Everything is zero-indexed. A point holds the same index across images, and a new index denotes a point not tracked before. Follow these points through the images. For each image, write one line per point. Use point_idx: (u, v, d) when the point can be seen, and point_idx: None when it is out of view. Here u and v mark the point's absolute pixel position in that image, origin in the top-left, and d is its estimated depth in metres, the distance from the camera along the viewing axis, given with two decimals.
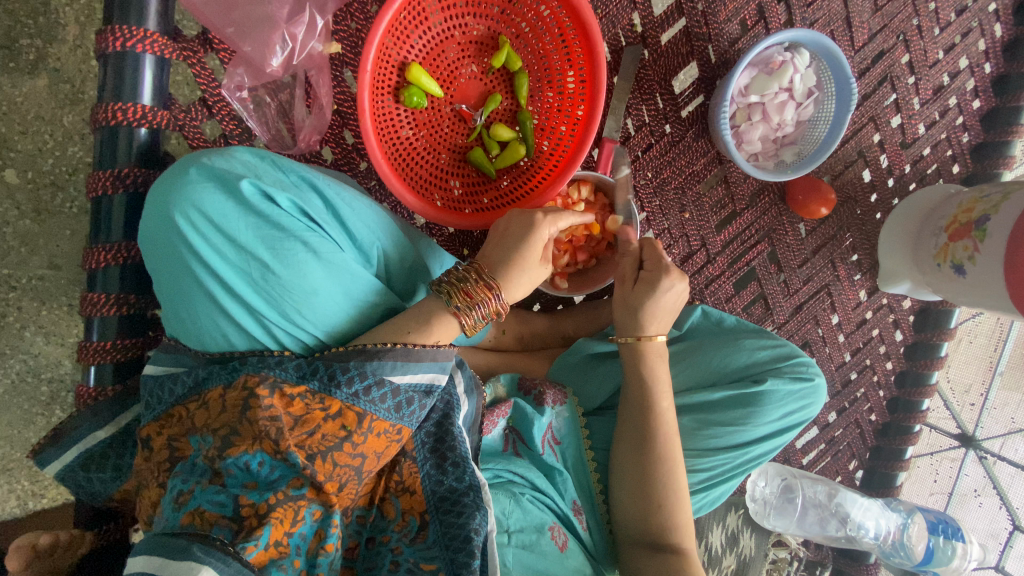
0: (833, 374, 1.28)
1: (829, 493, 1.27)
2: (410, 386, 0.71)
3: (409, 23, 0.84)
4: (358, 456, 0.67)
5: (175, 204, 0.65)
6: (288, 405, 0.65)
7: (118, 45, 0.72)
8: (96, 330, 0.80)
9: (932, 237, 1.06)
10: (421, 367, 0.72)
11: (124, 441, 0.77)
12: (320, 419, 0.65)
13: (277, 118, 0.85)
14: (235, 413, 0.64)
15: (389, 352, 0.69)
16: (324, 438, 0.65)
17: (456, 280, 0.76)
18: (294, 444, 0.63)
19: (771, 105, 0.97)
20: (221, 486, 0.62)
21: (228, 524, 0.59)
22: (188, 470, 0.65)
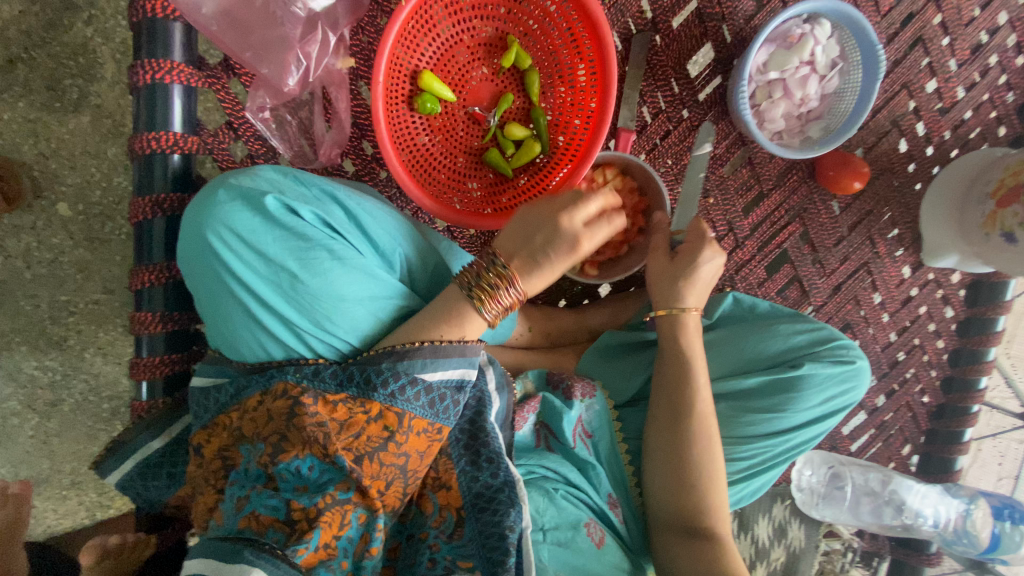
0: (879, 356, 1.23)
1: (880, 480, 1.23)
2: (443, 382, 0.72)
3: (418, 32, 0.85)
4: (402, 456, 0.68)
5: (207, 225, 0.68)
6: (333, 411, 0.67)
7: (148, 78, 0.76)
8: (145, 347, 0.85)
9: (978, 204, 1.02)
10: (451, 363, 0.72)
11: (176, 450, 0.82)
12: (363, 421, 0.67)
13: (299, 135, 0.88)
14: (282, 420, 0.67)
15: (419, 351, 0.70)
16: (369, 440, 0.67)
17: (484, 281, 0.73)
18: (341, 447, 0.66)
19: (792, 80, 0.94)
20: (275, 490, 0.65)
21: (281, 527, 0.63)
22: (243, 476, 0.68)
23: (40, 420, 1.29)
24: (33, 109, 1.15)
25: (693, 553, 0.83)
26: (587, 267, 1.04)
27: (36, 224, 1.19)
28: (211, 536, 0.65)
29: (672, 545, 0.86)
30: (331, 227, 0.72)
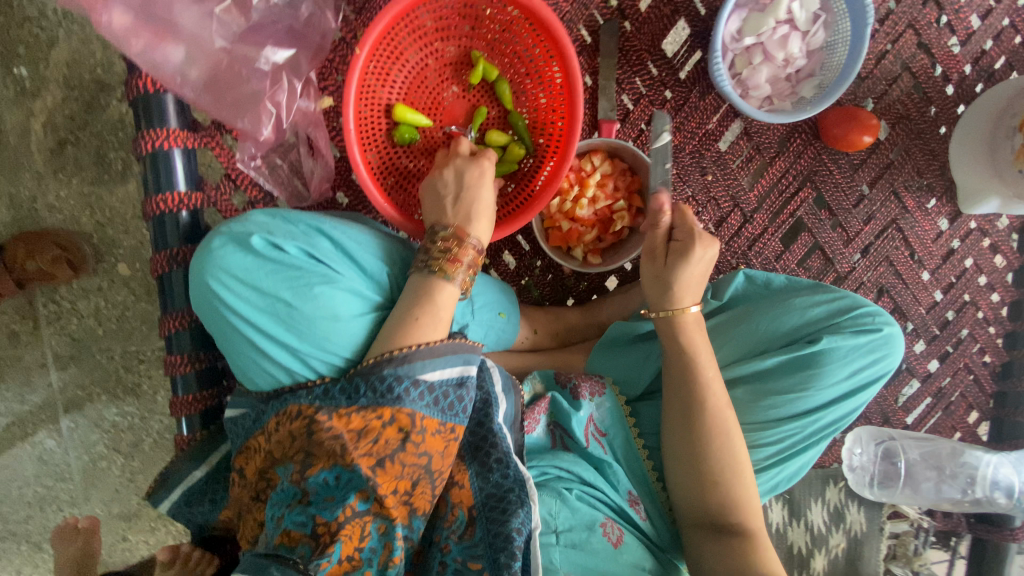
0: (925, 319, 1.13)
1: (938, 452, 1.14)
2: (444, 381, 0.73)
3: (384, 65, 0.89)
4: (422, 455, 0.70)
5: (208, 271, 0.74)
6: (348, 422, 0.69)
7: (149, 146, 0.83)
8: (180, 386, 0.92)
9: (1007, 140, 0.97)
10: (449, 361, 0.73)
11: (217, 477, 0.89)
12: (379, 427, 0.69)
13: (291, 176, 0.94)
14: (304, 436, 0.70)
15: (415, 354, 0.71)
16: (387, 443, 0.69)
17: (437, 251, 0.78)
18: (358, 455, 0.68)
19: (771, 43, 0.90)
20: (304, 504, 0.68)
21: (308, 541, 0.66)
22: (278, 493, 0.71)
23: (128, 460, 1.44)
24: (86, 184, 1.29)
25: (723, 550, 0.83)
26: (590, 257, 1.04)
27: (102, 286, 1.33)
28: (255, 551, 0.69)
29: (703, 541, 0.86)
30: (318, 256, 0.77)
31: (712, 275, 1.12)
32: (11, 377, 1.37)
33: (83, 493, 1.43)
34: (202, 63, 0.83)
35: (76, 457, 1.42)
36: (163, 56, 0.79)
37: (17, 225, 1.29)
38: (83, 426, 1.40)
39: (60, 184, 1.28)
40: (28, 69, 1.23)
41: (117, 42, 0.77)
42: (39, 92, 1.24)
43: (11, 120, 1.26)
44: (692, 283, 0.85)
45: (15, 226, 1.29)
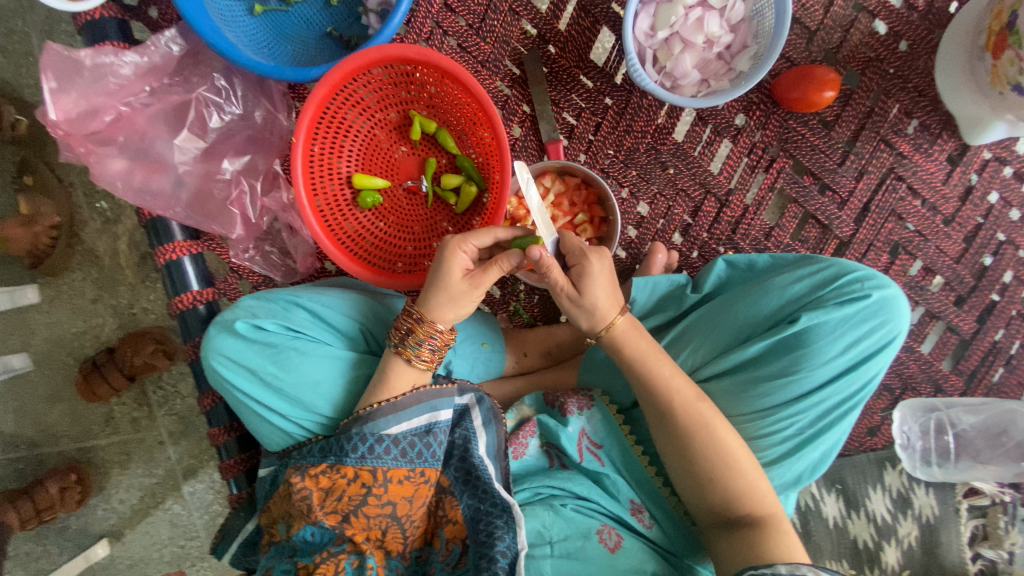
0: (957, 269, 1.03)
1: (998, 416, 1.06)
2: (409, 431, 0.81)
3: (333, 142, 0.98)
4: (387, 505, 0.79)
5: (208, 356, 0.87)
6: (317, 482, 0.79)
7: (162, 259, 0.98)
8: (224, 452, 1.06)
9: (978, 61, 0.90)
10: (412, 413, 0.81)
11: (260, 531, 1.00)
12: (343, 485, 0.78)
13: (282, 258, 1.09)
14: (286, 498, 0.82)
15: (378, 412, 0.80)
16: (351, 499, 0.78)
17: (403, 332, 0.83)
18: (325, 513, 0.78)
19: (686, 30, 0.90)
20: (291, 558, 0.79)
21: None
22: (276, 552, 0.82)
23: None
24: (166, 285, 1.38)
25: (736, 548, 0.77)
26: None
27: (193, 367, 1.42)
28: None
29: (716, 540, 0.81)
30: (293, 328, 0.87)
31: (698, 267, 1.08)
32: (136, 458, 1.44)
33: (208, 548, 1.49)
34: (189, 183, 1.00)
35: (200, 516, 1.47)
36: (157, 186, 0.98)
37: (124, 329, 1.40)
38: (200, 490, 1.47)
39: (149, 289, 1.40)
40: (107, 202, 1.37)
41: (115, 184, 0.96)
42: (118, 218, 1.37)
43: (101, 245, 1.38)
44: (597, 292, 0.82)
45: (122, 332, 1.40)
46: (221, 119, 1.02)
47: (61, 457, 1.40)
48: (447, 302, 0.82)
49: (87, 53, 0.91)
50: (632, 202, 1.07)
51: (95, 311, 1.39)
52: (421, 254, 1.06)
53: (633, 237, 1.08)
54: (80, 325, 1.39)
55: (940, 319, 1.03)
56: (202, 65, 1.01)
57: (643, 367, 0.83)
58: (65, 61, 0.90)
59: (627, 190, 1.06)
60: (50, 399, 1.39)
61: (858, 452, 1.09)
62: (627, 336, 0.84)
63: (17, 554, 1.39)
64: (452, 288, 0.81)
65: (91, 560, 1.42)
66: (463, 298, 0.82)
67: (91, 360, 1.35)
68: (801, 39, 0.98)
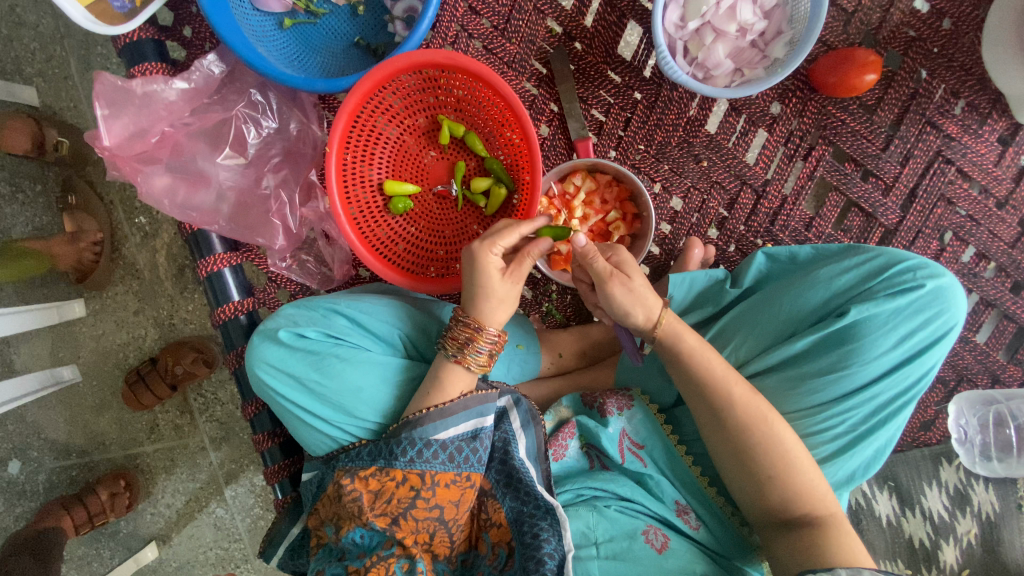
0: (1013, 254, 0.98)
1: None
2: (456, 437, 0.82)
3: (364, 150, 0.99)
4: (435, 508, 0.79)
5: (253, 365, 0.89)
6: (367, 484, 0.80)
7: (205, 271, 1.01)
8: (269, 459, 1.09)
9: None
10: (460, 418, 0.82)
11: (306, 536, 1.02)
12: (392, 487, 0.79)
13: (318, 267, 1.11)
14: (334, 501, 0.83)
15: (427, 417, 0.81)
16: (399, 501, 0.79)
17: (451, 338, 0.84)
18: (375, 515, 0.79)
19: (717, 19, 0.87)
20: (342, 560, 0.80)
21: None
22: (325, 553, 0.83)
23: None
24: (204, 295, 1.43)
25: (792, 548, 0.76)
26: None
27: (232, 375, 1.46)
28: None
29: (772, 539, 0.79)
30: (334, 336, 0.88)
31: (736, 261, 1.05)
32: (180, 463, 1.48)
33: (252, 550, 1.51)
34: (229, 197, 1.03)
35: (242, 519, 1.50)
36: (199, 201, 1.01)
37: (164, 339, 1.43)
38: (242, 494, 1.49)
39: (188, 299, 1.43)
40: (145, 217, 1.40)
41: (161, 202, 0.99)
42: (156, 232, 1.41)
43: (141, 259, 1.42)
44: (643, 298, 0.81)
45: (161, 341, 1.43)
46: (258, 134, 1.04)
47: (111, 463, 1.46)
48: (496, 305, 0.83)
49: (138, 82, 0.94)
50: (665, 197, 1.05)
51: (138, 322, 1.43)
52: (454, 258, 1.06)
53: (667, 232, 1.06)
54: (123, 337, 1.44)
55: (997, 307, 0.98)
56: (237, 81, 1.03)
57: (694, 364, 0.81)
58: (117, 90, 0.93)
59: (660, 185, 1.04)
60: (99, 409, 1.45)
61: (913, 448, 1.05)
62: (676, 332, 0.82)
63: (73, 557, 1.44)
64: (496, 290, 0.82)
65: (141, 563, 1.46)
66: (510, 297, 0.83)
67: (135, 369, 1.40)
68: (838, 22, 0.95)
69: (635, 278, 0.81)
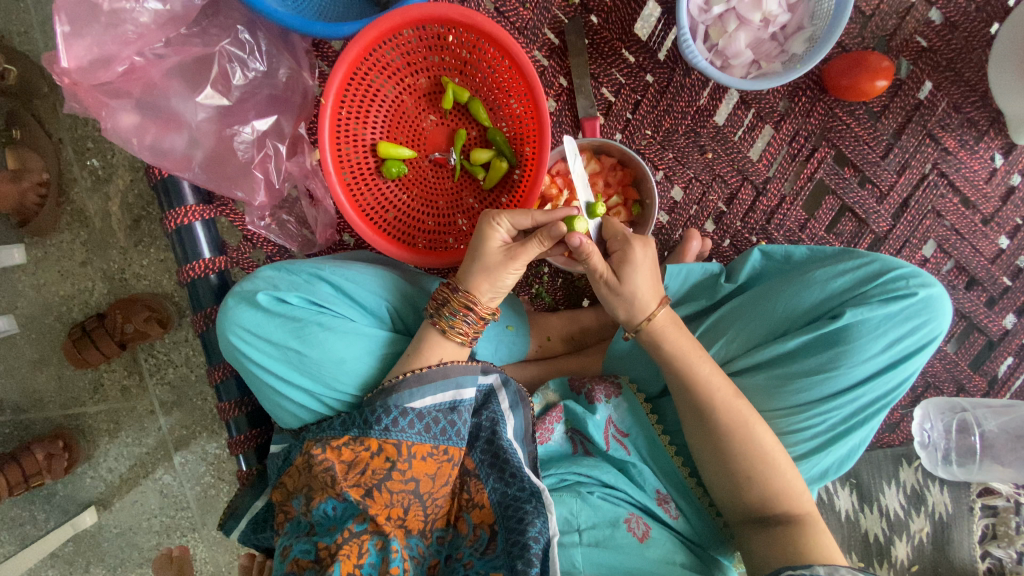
0: (991, 270, 1.01)
1: (1021, 420, 1.03)
2: (434, 407, 0.79)
3: (359, 108, 0.93)
4: (410, 481, 0.75)
5: (226, 328, 0.83)
6: (339, 454, 0.76)
7: (173, 225, 0.94)
8: (233, 428, 1.02)
9: None
10: (436, 388, 0.79)
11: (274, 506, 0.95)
12: (367, 458, 0.75)
13: (299, 229, 1.03)
14: (305, 471, 0.78)
15: (404, 383, 0.78)
16: (374, 473, 0.75)
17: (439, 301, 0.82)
18: (348, 485, 0.75)
19: (743, 6, 0.85)
20: (311, 534, 0.75)
21: (314, 566, 0.72)
22: (292, 528, 0.78)
23: (234, 487, 1.43)
24: (162, 251, 1.32)
25: (770, 546, 0.76)
26: None
27: (188, 337, 1.36)
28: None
29: (748, 536, 0.80)
30: (318, 303, 0.83)
31: (729, 256, 1.04)
32: (125, 427, 1.38)
33: (200, 520, 1.43)
34: (204, 143, 0.94)
35: (191, 487, 1.42)
36: (170, 144, 0.92)
37: (113, 295, 1.32)
38: (191, 461, 1.41)
39: (143, 253, 1.31)
40: (98, 159, 1.27)
41: (127, 141, 0.89)
42: (110, 177, 1.27)
43: (91, 206, 1.29)
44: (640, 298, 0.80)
45: (111, 296, 1.32)
46: (244, 77, 0.94)
47: (48, 423, 1.36)
48: (492, 285, 0.80)
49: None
50: (666, 186, 1.03)
51: (84, 275, 1.31)
52: (445, 231, 1.01)
53: (664, 223, 1.04)
54: (66, 289, 1.32)
55: (969, 320, 1.03)
56: (222, 16, 0.93)
57: (686, 364, 0.80)
58: (81, 4, 0.82)
59: (662, 173, 1.02)
60: (36, 364, 1.34)
61: (875, 448, 1.10)
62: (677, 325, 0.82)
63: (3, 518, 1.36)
64: (486, 259, 0.79)
65: (78, 528, 1.37)
66: (494, 271, 0.79)
67: (80, 325, 1.29)
68: (856, 25, 0.95)
69: (631, 267, 0.79)
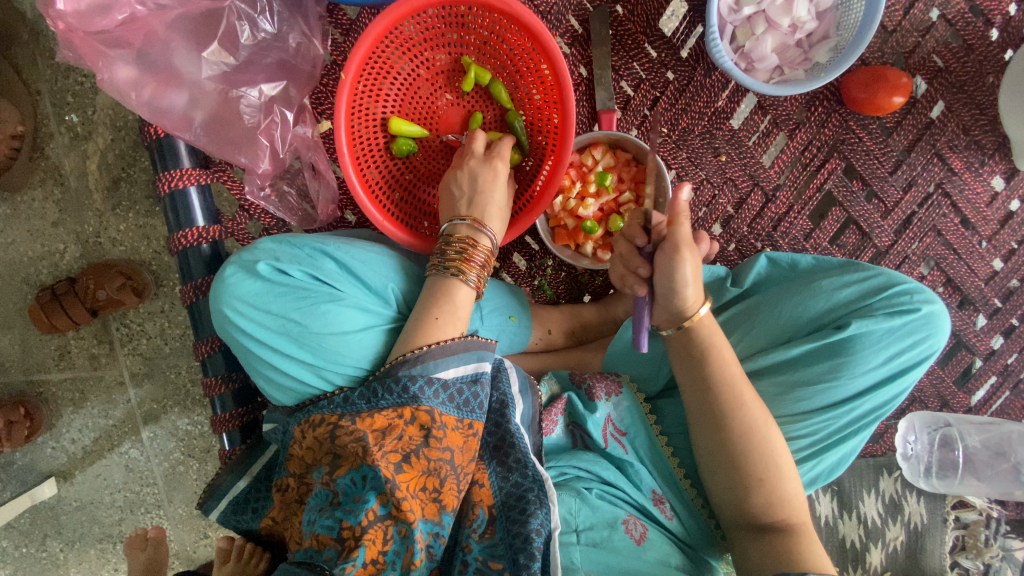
0: (984, 291, 1.04)
1: (1000, 436, 1.07)
2: (459, 379, 0.77)
3: (374, 81, 0.89)
4: (445, 451, 0.73)
5: (223, 300, 0.79)
6: (371, 423, 0.73)
7: (166, 188, 0.90)
8: (218, 405, 0.98)
9: None
10: (461, 359, 0.77)
11: (259, 486, 0.91)
12: (401, 425, 0.73)
13: (300, 202, 0.99)
14: (330, 441, 0.74)
15: (428, 353, 0.75)
16: (410, 440, 0.72)
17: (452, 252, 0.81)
18: (382, 455, 0.71)
19: (773, 10, 0.85)
20: (335, 507, 0.71)
21: (336, 544, 0.69)
22: (313, 497, 0.74)
23: (204, 465, 1.38)
24: (141, 217, 1.24)
25: (765, 552, 0.77)
26: (601, 252, 0.99)
27: (164, 309, 1.29)
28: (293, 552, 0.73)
29: (745, 543, 0.81)
30: (319, 277, 0.80)
31: (734, 260, 1.04)
32: (92, 397, 1.32)
33: (166, 497, 1.38)
34: (205, 104, 0.89)
35: (158, 463, 1.36)
36: (169, 102, 0.86)
37: (86, 259, 1.25)
38: (161, 437, 1.35)
39: (120, 218, 1.24)
40: (78, 115, 1.19)
41: (124, 95, 0.84)
42: (90, 135, 1.20)
43: (68, 163, 1.21)
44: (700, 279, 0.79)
45: (83, 260, 1.25)
46: (254, 37, 0.89)
47: (10, 389, 1.30)
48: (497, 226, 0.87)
49: None
50: (678, 186, 1.03)
51: (56, 236, 1.24)
52: None
53: None
54: (36, 250, 1.25)
55: (959, 338, 1.06)
56: None
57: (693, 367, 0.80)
58: None
59: (675, 172, 1.01)
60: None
61: (858, 457, 1.13)
62: (709, 329, 0.81)
63: None
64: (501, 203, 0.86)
65: (37, 499, 1.31)
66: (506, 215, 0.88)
67: (50, 288, 1.22)
68: (877, 39, 0.95)
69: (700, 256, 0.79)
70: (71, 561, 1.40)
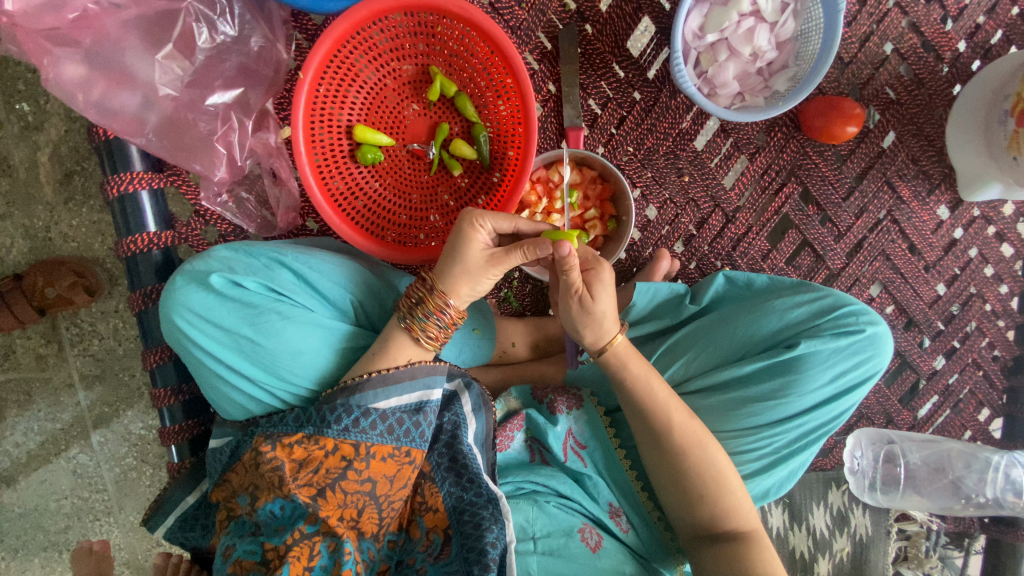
0: (928, 314, 1.09)
1: (942, 455, 1.11)
2: (400, 407, 0.76)
3: (338, 87, 0.88)
4: (366, 482, 0.72)
5: (171, 309, 0.76)
6: (290, 453, 0.72)
7: (115, 191, 0.87)
8: (166, 417, 0.94)
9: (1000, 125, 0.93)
10: (404, 388, 0.76)
11: (209, 503, 0.88)
12: (321, 456, 0.71)
13: (259, 208, 0.97)
14: (253, 472, 0.73)
15: (368, 383, 0.74)
16: (328, 472, 0.71)
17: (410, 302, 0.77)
18: (298, 486, 0.70)
19: (735, 38, 0.87)
20: (257, 535, 0.72)
21: (261, 568, 0.69)
22: (236, 527, 0.74)
23: (157, 471, 1.32)
24: (95, 212, 1.19)
25: (716, 561, 0.79)
26: None
27: (119, 308, 1.24)
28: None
29: (698, 552, 0.82)
30: (277, 290, 0.78)
31: (694, 278, 1.06)
32: (38, 399, 1.26)
33: (117, 504, 1.32)
34: (160, 106, 0.85)
35: (109, 468, 1.30)
36: (120, 103, 0.82)
37: (34, 253, 1.19)
38: (113, 441, 1.29)
39: (73, 213, 1.18)
40: (29, 104, 1.13)
41: (72, 95, 0.80)
42: (42, 125, 1.14)
43: (17, 154, 1.15)
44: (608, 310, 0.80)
45: (31, 255, 1.19)
46: (211, 40, 0.86)
47: None
48: (472, 288, 0.78)
49: None
50: (642, 204, 1.04)
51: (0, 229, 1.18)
52: (417, 226, 0.97)
53: (636, 239, 1.05)
54: None
55: (904, 358, 1.10)
56: None
57: (638, 387, 0.81)
58: None
59: (639, 191, 1.02)
60: None
61: (809, 470, 1.17)
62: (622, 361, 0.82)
63: None
64: (469, 262, 0.76)
65: None
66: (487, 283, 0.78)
67: None
68: (834, 70, 0.99)
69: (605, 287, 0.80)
70: (11, 570, 1.33)
